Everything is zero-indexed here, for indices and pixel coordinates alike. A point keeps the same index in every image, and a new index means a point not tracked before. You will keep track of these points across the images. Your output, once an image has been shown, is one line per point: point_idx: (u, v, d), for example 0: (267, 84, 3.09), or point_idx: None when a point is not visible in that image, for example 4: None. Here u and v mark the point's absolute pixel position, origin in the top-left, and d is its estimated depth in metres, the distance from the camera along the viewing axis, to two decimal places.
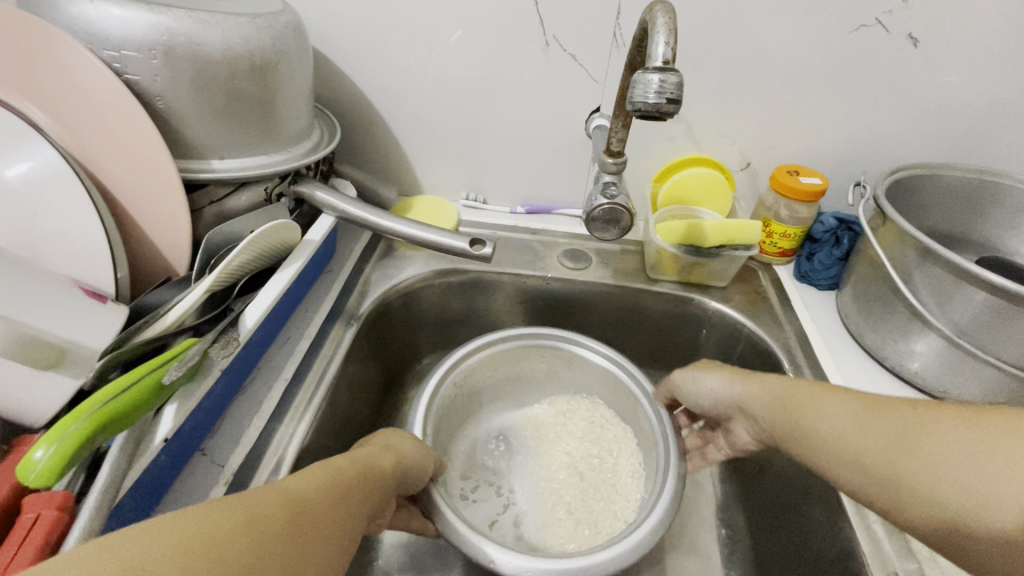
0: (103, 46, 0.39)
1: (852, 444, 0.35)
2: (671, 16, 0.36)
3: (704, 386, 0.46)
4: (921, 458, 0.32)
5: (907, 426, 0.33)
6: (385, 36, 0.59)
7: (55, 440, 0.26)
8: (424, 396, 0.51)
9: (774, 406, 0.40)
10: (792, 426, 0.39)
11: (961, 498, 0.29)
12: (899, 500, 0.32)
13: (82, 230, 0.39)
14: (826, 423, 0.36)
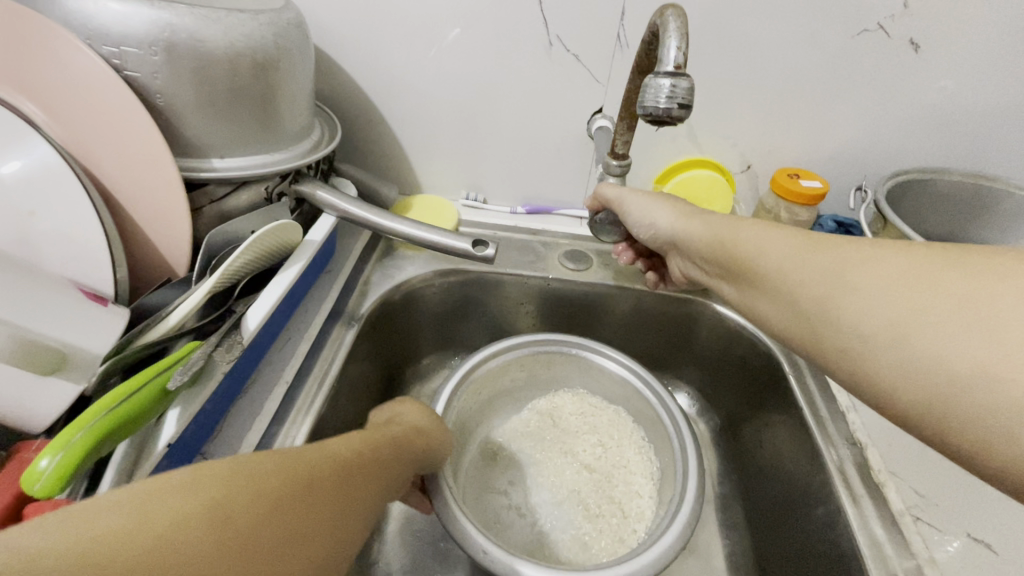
0: (101, 42, 0.38)
1: (797, 273, 0.37)
2: (681, 19, 0.36)
3: (645, 209, 0.49)
4: (854, 292, 0.33)
5: (853, 261, 0.34)
6: (386, 34, 0.59)
7: (60, 450, 0.25)
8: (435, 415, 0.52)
9: (720, 238, 0.43)
10: (733, 245, 0.42)
11: (884, 328, 0.31)
12: (830, 321, 0.34)
13: (80, 230, 0.38)
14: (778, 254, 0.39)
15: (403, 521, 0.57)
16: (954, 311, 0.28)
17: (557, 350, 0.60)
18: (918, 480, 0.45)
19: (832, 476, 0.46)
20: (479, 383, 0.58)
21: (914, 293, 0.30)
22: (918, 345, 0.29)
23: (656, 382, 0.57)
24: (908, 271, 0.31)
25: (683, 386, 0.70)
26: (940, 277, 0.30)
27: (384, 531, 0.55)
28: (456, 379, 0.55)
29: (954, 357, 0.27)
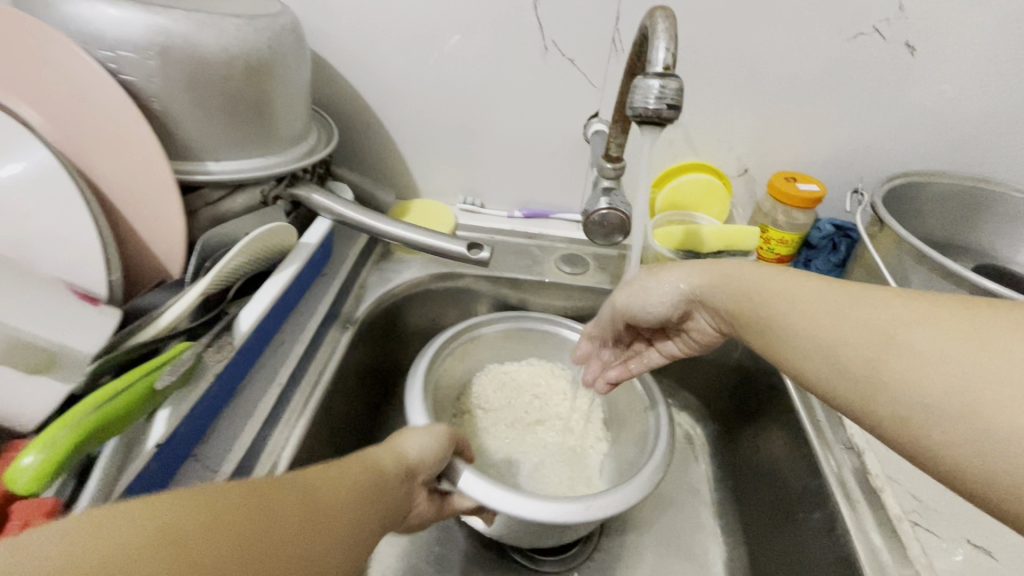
0: (99, 47, 0.39)
1: (821, 321, 0.32)
2: (671, 21, 0.36)
3: (657, 288, 0.44)
4: (865, 327, 0.30)
5: (882, 310, 0.30)
6: (383, 40, 0.59)
7: (44, 447, 0.25)
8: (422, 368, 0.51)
9: (736, 288, 0.38)
10: (756, 294, 0.37)
11: (889, 364, 0.28)
12: (859, 379, 0.29)
13: (74, 232, 0.38)
14: (809, 303, 0.33)
15: None
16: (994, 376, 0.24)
17: (528, 323, 0.61)
18: (915, 485, 0.44)
19: (830, 482, 0.46)
20: (455, 355, 0.58)
21: (949, 339, 0.27)
22: (958, 407, 0.25)
23: None
24: (938, 321, 0.28)
25: (681, 396, 0.70)
26: (977, 333, 0.26)
27: None
28: (430, 352, 0.53)
29: (1000, 436, 0.23)
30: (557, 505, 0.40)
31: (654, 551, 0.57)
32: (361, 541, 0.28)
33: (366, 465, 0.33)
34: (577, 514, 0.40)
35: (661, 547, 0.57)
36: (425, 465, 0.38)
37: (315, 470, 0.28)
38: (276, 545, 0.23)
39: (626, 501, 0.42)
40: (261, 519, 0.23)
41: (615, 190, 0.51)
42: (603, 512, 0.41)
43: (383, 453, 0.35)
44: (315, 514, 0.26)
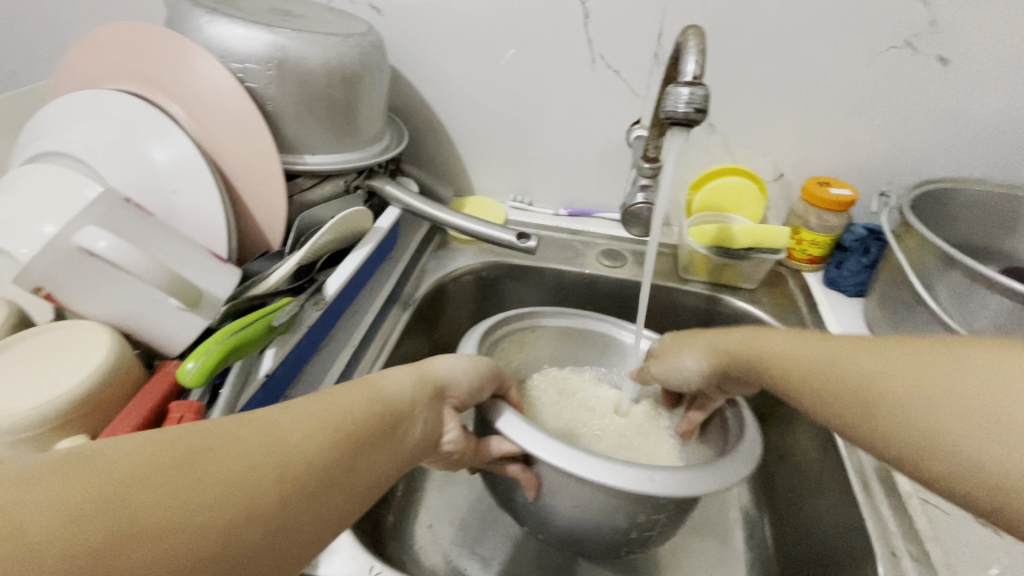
0: (231, 60, 0.49)
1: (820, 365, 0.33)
2: (701, 38, 0.42)
3: (673, 362, 0.45)
4: (864, 365, 0.31)
5: (867, 352, 0.31)
6: (450, 55, 0.67)
7: (201, 355, 0.35)
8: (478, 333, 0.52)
9: (742, 345, 0.40)
10: (759, 364, 0.38)
11: (888, 397, 0.29)
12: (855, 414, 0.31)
13: (204, 208, 0.47)
14: (799, 357, 0.35)
15: (443, 484, 0.63)
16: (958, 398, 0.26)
17: (591, 326, 0.61)
18: None
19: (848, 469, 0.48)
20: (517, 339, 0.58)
21: (928, 375, 0.28)
22: (923, 427, 0.27)
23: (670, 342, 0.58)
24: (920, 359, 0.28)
25: None
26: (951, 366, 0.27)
27: (427, 489, 0.62)
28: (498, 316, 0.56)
29: (970, 454, 0.25)
30: (615, 470, 0.37)
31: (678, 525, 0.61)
32: (349, 479, 0.29)
33: (371, 393, 0.34)
34: (640, 484, 0.37)
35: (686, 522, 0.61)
36: (457, 385, 0.41)
37: (299, 403, 0.30)
38: (246, 477, 0.24)
39: (701, 486, 0.37)
40: (230, 454, 0.25)
41: (652, 187, 0.56)
42: (668, 488, 0.37)
43: (396, 376, 0.37)
44: (291, 452, 0.27)
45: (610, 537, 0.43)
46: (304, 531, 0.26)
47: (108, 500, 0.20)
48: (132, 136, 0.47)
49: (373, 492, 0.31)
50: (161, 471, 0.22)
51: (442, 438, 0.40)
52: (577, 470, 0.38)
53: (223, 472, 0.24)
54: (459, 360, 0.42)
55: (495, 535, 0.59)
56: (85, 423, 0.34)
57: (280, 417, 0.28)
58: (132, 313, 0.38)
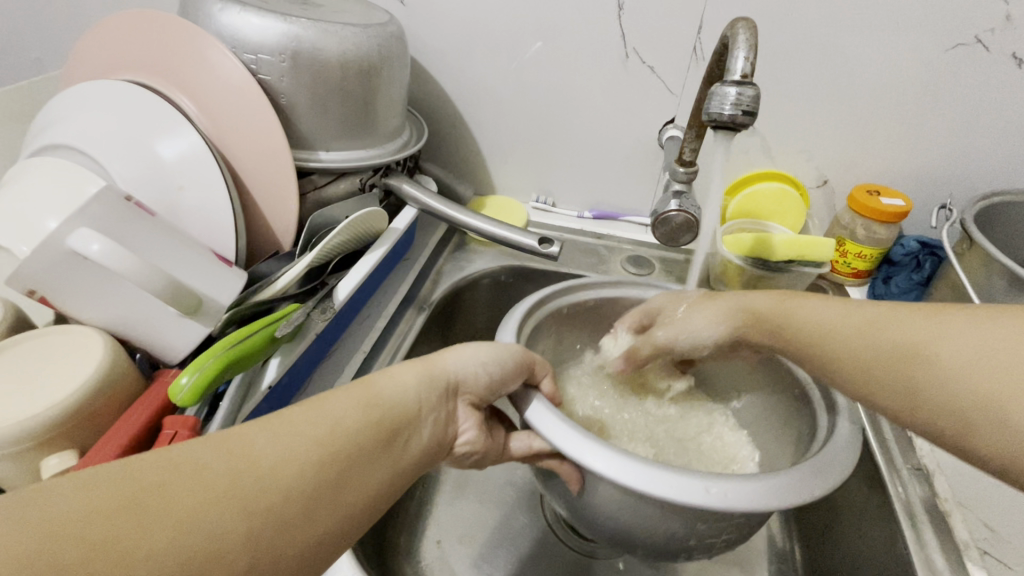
0: (243, 50, 0.46)
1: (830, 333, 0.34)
2: (752, 31, 0.38)
3: (689, 325, 0.41)
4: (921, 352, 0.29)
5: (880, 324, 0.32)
6: (474, 47, 0.64)
7: (197, 371, 0.33)
8: (522, 310, 0.46)
9: (774, 310, 0.37)
10: (782, 326, 0.36)
11: (956, 388, 0.27)
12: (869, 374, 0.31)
13: (211, 206, 0.45)
14: (826, 325, 0.34)
15: (453, 497, 0.61)
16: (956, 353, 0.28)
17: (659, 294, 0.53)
18: (990, 515, 0.42)
19: (895, 508, 0.44)
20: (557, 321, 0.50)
21: (972, 363, 0.27)
22: (967, 397, 0.27)
23: None
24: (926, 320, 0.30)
25: None
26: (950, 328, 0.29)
27: (436, 502, 0.60)
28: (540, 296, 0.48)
29: (956, 393, 0.27)
30: (664, 480, 0.32)
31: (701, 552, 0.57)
32: (335, 500, 0.28)
33: (369, 398, 0.32)
34: (693, 497, 0.31)
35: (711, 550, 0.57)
36: (473, 378, 0.38)
37: (281, 418, 0.28)
38: (206, 512, 0.23)
39: (772, 500, 0.32)
40: (191, 487, 0.24)
41: (686, 194, 0.52)
42: (728, 500, 0.31)
43: (401, 375, 0.35)
44: (261, 478, 0.25)
45: (665, 545, 0.37)
46: (282, 559, 0.25)
47: (42, 553, 0.20)
48: (139, 129, 0.45)
49: (366, 512, 0.29)
50: (106, 513, 0.21)
51: (457, 441, 0.38)
52: (620, 479, 0.32)
53: (179, 508, 0.23)
54: (481, 350, 0.38)
55: (506, 555, 0.56)
56: (73, 436, 0.32)
57: (257, 437, 0.27)
58: (130, 317, 0.36)
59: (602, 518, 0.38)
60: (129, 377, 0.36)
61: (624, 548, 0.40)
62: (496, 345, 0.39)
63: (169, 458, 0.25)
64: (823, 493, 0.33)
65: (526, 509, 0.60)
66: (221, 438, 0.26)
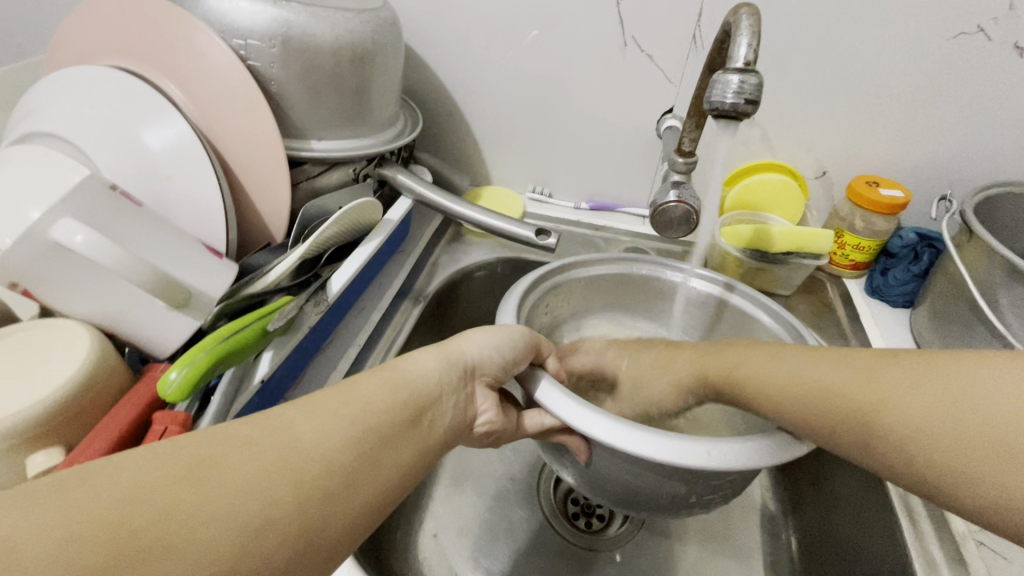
0: (232, 35, 0.45)
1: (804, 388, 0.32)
2: (755, 17, 0.37)
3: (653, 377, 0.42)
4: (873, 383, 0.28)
5: (866, 376, 0.29)
6: (469, 33, 0.63)
7: (186, 365, 0.32)
8: (519, 287, 0.46)
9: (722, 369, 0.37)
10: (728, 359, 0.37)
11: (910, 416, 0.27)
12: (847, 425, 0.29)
13: (201, 197, 0.44)
14: (778, 378, 0.33)
15: (451, 490, 0.61)
16: (930, 411, 0.26)
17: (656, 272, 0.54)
18: None
19: (893, 499, 0.44)
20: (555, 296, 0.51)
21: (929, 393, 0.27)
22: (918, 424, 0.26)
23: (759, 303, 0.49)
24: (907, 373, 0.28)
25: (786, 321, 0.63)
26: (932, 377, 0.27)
27: (433, 495, 0.60)
28: (534, 275, 0.48)
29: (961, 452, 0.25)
30: (669, 445, 0.32)
31: (698, 543, 0.57)
32: (372, 473, 0.27)
33: (393, 379, 0.32)
34: (695, 460, 0.31)
35: (709, 541, 0.58)
36: (489, 362, 0.37)
37: (317, 396, 0.28)
38: (258, 482, 0.23)
39: (769, 458, 0.32)
40: (240, 457, 0.23)
41: (685, 184, 0.51)
42: (729, 461, 0.31)
43: (420, 360, 0.35)
44: (306, 450, 0.25)
45: (668, 503, 0.37)
46: (328, 527, 0.25)
47: (111, 522, 0.19)
48: (125, 117, 0.43)
49: (402, 486, 0.29)
50: (166, 484, 0.21)
51: (477, 420, 0.37)
52: (636, 451, 0.32)
53: (233, 478, 0.23)
54: (494, 333, 0.38)
55: (504, 547, 0.56)
56: (60, 434, 0.32)
57: (297, 414, 0.27)
58: (117, 311, 0.36)
59: (609, 485, 0.38)
60: (117, 373, 0.35)
61: (630, 508, 0.40)
62: (508, 329, 0.39)
63: (219, 437, 0.24)
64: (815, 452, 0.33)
65: (523, 502, 0.60)
66: (265, 417, 0.26)
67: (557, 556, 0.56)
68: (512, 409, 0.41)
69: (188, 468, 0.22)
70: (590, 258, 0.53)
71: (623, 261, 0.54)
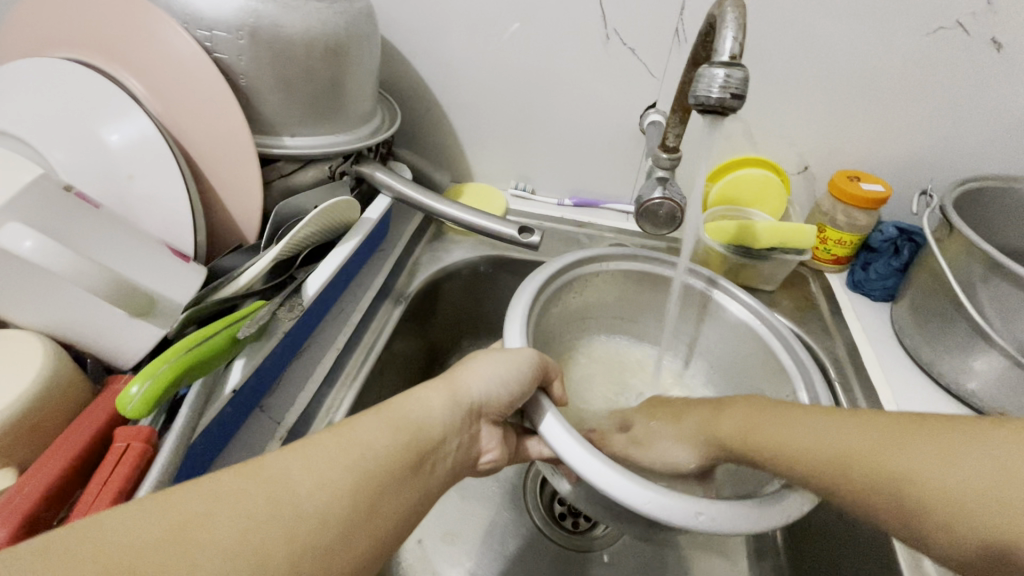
0: (197, 26, 0.42)
1: (828, 459, 0.31)
2: (741, 10, 0.36)
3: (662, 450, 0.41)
4: (902, 460, 0.28)
5: (890, 446, 0.29)
6: (447, 26, 0.61)
7: (149, 379, 0.30)
8: (530, 289, 0.46)
9: (738, 437, 0.36)
10: (744, 431, 0.36)
11: (949, 502, 0.26)
12: (879, 499, 0.29)
13: (167, 198, 0.42)
14: (808, 446, 0.32)
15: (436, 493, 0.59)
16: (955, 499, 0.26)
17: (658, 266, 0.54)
18: None
19: None
20: (563, 291, 0.51)
21: (961, 475, 0.26)
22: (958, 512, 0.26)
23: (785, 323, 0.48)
24: (914, 433, 0.29)
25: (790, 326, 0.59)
26: (963, 452, 0.27)
27: None
28: (542, 278, 0.47)
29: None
30: (653, 497, 0.31)
31: (684, 541, 0.57)
32: (370, 523, 0.27)
33: (394, 422, 0.31)
34: (681, 519, 0.31)
35: (695, 538, 0.57)
36: (491, 397, 0.37)
37: (312, 445, 0.27)
38: (253, 540, 0.22)
39: (760, 521, 0.32)
40: (230, 513, 0.23)
41: (669, 181, 0.50)
42: (715, 526, 0.31)
43: (423, 398, 0.34)
44: (299, 507, 0.24)
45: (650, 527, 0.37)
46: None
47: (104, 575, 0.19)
48: (82, 113, 0.41)
49: (398, 534, 0.28)
50: (157, 543, 0.21)
51: (482, 458, 0.38)
52: (621, 496, 0.31)
53: (225, 536, 0.22)
54: (499, 361, 0.37)
55: (491, 550, 0.55)
56: (13, 453, 0.29)
57: (293, 462, 0.26)
58: (76, 319, 0.34)
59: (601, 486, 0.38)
60: (74, 386, 0.33)
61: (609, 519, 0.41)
62: (513, 354, 0.38)
63: (211, 485, 0.24)
64: (808, 509, 0.33)
65: (509, 504, 0.59)
66: (257, 463, 0.25)
67: (544, 558, 0.55)
68: (513, 436, 0.42)
69: (180, 521, 0.22)
70: (594, 254, 0.52)
71: (626, 260, 0.54)
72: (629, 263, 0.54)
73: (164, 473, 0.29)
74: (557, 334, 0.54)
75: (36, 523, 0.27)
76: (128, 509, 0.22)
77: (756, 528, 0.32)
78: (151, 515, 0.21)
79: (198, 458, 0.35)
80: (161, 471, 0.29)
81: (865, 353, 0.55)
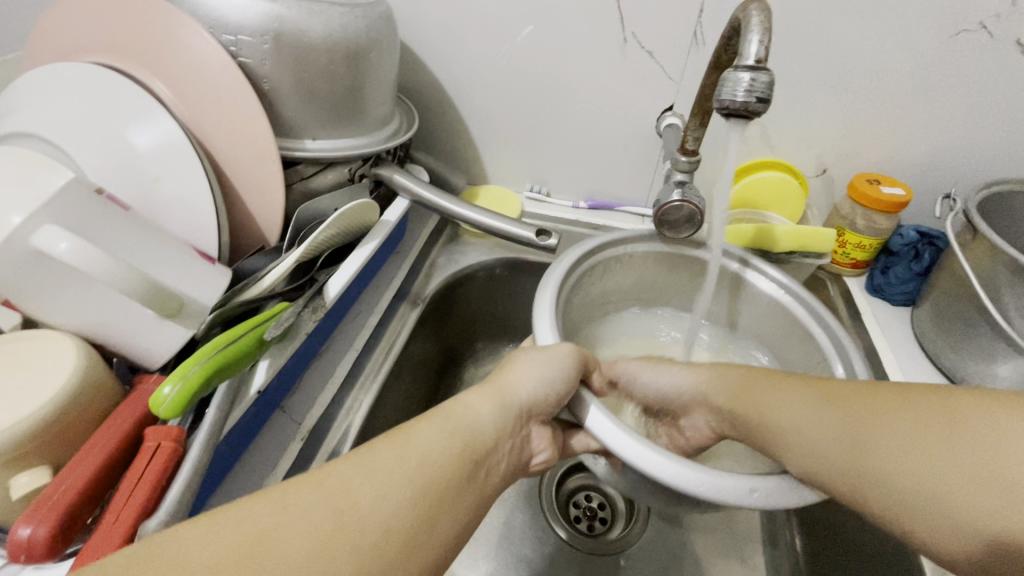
0: (222, 31, 0.43)
1: (805, 438, 0.32)
2: (765, 13, 0.36)
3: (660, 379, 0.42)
4: (886, 442, 0.29)
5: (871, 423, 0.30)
6: (464, 30, 0.61)
7: (179, 381, 0.31)
8: (561, 268, 0.47)
9: (740, 413, 0.36)
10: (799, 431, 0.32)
11: (919, 484, 0.28)
12: (859, 484, 0.30)
13: (192, 200, 0.42)
14: (794, 426, 0.33)
15: None
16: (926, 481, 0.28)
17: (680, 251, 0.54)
18: None
19: None
20: (589, 277, 0.51)
21: (933, 453, 0.28)
22: (920, 486, 0.28)
23: (816, 306, 0.48)
24: (909, 427, 0.29)
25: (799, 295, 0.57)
26: (942, 436, 0.28)
27: None
28: (571, 260, 0.48)
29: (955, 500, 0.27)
30: (714, 482, 0.32)
31: (700, 545, 0.57)
32: (430, 535, 0.27)
33: (447, 429, 0.31)
34: (740, 499, 0.32)
35: (711, 543, 0.57)
36: (540, 399, 0.36)
37: (370, 454, 0.28)
38: (320, 554, 0.23)
39: (814, 496, 0.33)
40: (300, 528, 0.23)
41: (688, 184, 0.50)
42: (774, 503, 0.32)
43: (474, 404, 0.34)
44: (365, 519, 0.25)
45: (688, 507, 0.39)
46: None
47: None
48: (109, 116, 0.41)
49: (458, 543, 0.28)
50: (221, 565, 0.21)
51: (535, 459, 0.37)
52: (676, 482, 0.32)
53: (298, 549, 0.22)
54: (540, 359, 0.37)
55: (507, 553, 0.55)
56: (46, 453, 0.30)
57: (354, 472, 0.27)
58: (106, 320, 0.34)
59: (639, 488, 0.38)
60: (105, 387, 0.33)
61: (644, 506, 0.42)
62: (551, 353, 0.38)
63: (268, 503, 0.24)
64: None
65: (525, 507, 0.59)
66: (317, 476, 0.26)
67: (560, 561, 0.55)
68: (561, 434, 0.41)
69: (251, 536, 0.22)
70: (618, 239, 0.52)
71: (649, 246, 0.54)
72: (652, 248, 0.54)
73: (190, 476, 0.29)
74: (583, 318, 0.55)
75: (74, 522, 0.27)
76: (194, 531, 0.22)
77: (801, 502, 0.33)
78: (214, 538, 0.22)
79: (224, 459, 0.35)
80: (187, 473, 0.29)
81: (884, 358, 0.55)
